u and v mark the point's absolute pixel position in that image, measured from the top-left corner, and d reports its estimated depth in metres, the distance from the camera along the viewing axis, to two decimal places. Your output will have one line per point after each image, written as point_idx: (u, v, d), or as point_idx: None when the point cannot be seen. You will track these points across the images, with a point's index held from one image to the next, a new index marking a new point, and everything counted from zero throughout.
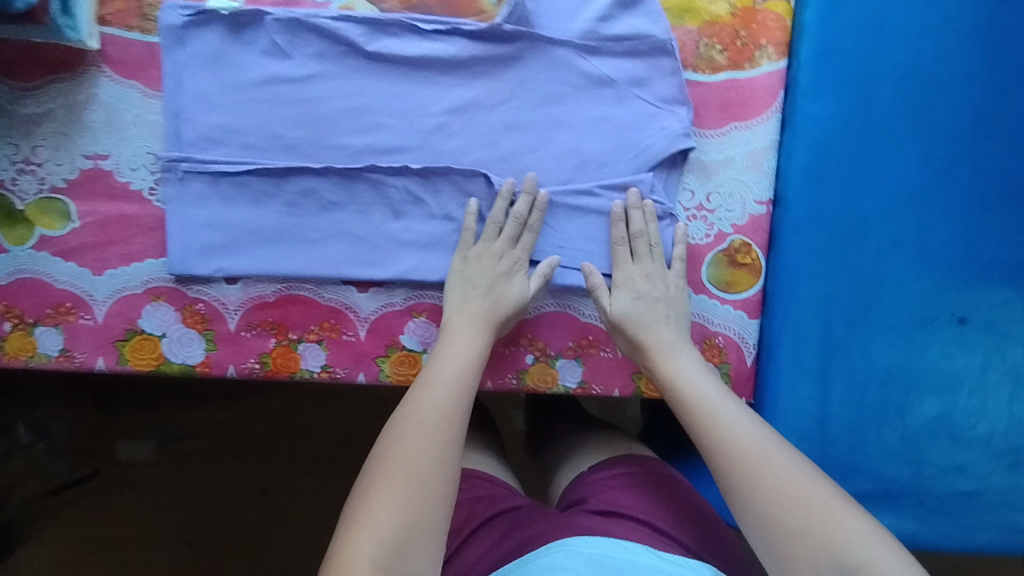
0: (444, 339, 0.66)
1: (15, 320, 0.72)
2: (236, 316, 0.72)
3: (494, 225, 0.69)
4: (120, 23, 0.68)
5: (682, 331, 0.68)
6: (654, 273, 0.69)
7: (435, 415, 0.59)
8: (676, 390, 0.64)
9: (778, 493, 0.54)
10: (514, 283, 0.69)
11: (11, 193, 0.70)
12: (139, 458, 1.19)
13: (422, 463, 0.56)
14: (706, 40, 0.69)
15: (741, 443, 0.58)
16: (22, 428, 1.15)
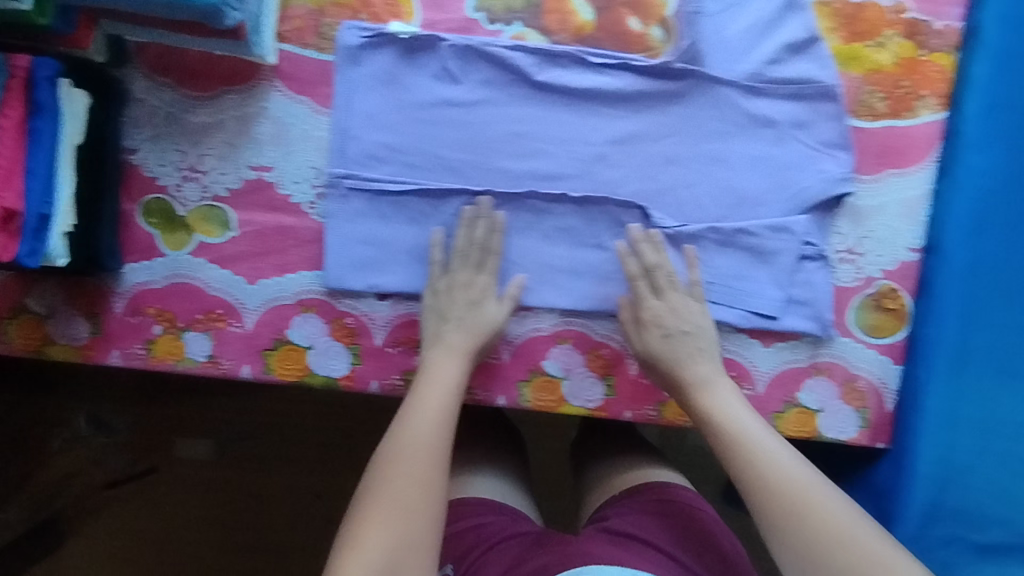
0: (424, 369, 0.67)
1: (166, 323, 0.73)
2: (382, 332, 0.73)
3: (460, 253, 0.70)
4: (297, 41, 0.69)
5: (716, 363, 0.68)
6: (681, 308, 0.69)
7: (422, 438, 0.63)
8: (712, 425, 0.64)
9: (823, 532, 0.56)
10: (486, 309, 0.69)
11: (173, 199, 0.71)
12: (196, 456, 1.18)
13: (411, 492, 0.60)
14: (868, 88, 0.69)
15: (786, 481, 0.59)
16: (83, 420, 1.16)
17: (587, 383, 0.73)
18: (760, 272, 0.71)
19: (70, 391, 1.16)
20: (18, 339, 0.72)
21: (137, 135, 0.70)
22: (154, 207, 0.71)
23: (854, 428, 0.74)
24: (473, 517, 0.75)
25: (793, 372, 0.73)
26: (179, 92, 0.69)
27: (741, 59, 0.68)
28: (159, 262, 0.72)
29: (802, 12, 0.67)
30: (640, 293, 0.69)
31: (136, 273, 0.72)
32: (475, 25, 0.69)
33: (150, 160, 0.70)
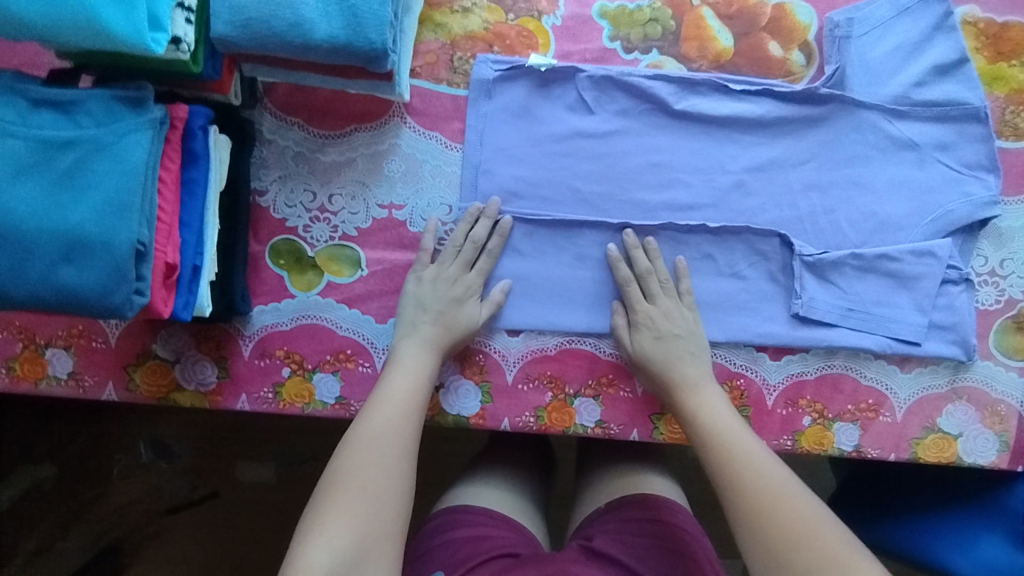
0: (394, 357, 0.65)
1: (294, 365, 0.71)
2: (514, 369, 0.71)
3: (454, 249, 0.68)
4: (431, 76, 0.67)
5: (705, 371, 0.66)
6: (673, 313, 0.67)
7: (387, 427, 0.60)
8: (696, 423, 0.63)
9: (791, 533, 0.52)
10: (466, 309, 0.67)
11: (302, 240, 0.69)
12: (259, 480, 1.08)
13: (376, 483, 0.56)
14: (1012, 108, 0.68)
15: (756, 482, 0.56)
16: (144, 446, 1.08)
17: None
18: (906, 299, 0.68)
19: (131, 415, 1.08)
20: (144, 386, 0.70)
21: (265, 177, 0.68)
22: (282, 248, 0.69)
23: (994, 452, 0.70)
24: (472, 527, 0.69)
25: (934, 398, 0.70)
26: (309, 131, 0.68)
27: (885, 82, 0.66)
28: (287, 304, 0.70)
29: (951, 32, 0.65)
30: (630, 296, 0.68)
31: (264, 316, 0.70)
32: (612, 55, 0.67)
33: (278, 201, 0.69)
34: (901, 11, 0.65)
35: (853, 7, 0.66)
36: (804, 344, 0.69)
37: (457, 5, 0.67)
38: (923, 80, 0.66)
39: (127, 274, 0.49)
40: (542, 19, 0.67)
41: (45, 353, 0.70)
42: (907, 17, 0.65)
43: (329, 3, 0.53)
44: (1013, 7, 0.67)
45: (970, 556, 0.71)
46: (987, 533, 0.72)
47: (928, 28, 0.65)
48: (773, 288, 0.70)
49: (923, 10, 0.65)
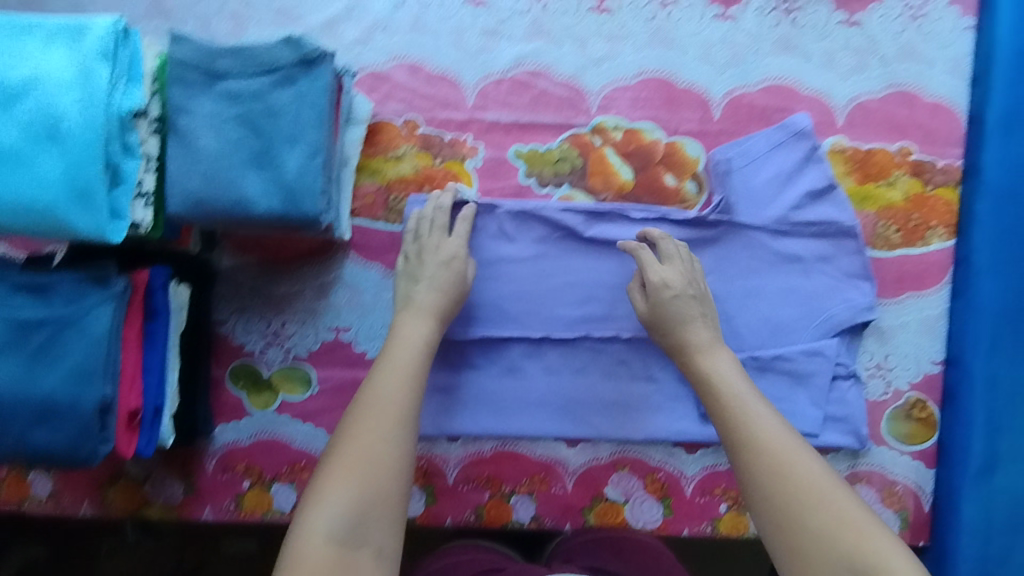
0: (395, 330, 0.66)
1: (253, 477, 0.77)
2: (455, 471, 0.78)
3: (428, 221, 0.72)
4: (369, 215, 0.76)
5: (715, 328, 0.69)
6: (686, 276, 0.70)
7: (386, 392, 0.60)
8: (711, 385, 0.64)
9: (800, 488, 0.53)
10: (455, 269, 0.70)
11: (258, 363, 0.77)
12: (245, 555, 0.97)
13: (374, 448, 0.56)
14: (883, 223, 0.76)
15: (768, 442, 0.56)
16: (128, 526, 0.99)
17: (647, 505, 0.78)
18: (803, 395, 0.76)
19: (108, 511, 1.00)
20: (118, 501, 0.77)
21: (224, 309, 0.76)
22: (241, 371, 0.77)
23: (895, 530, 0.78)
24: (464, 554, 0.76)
25: None
26: (263, 267, 0.76)
27: (768, 205, 0.75)
28: (246, 421, 0.77)
29: (819, 162, 0.75)
30: (645, 259, 0.71)
31: (225, 433, 0.77)
32: (528, 191, 0.77)
33: (236, 329, 0.76)
34: (778, 143, 0.74)
35: (736, 141, 0.75)
36: (712, 439, 0.77)
37: (390, 153, 0.76)
38: (799, 203, 0.75)
39: (92, 430, 0.57)
40: (465, 161, 0.76)
41: (28, 476, 0.76)
42: (784, 149, 0.75)
43: (267, 182, 0.61)
44: (877, 135, 0.76)
45: None
46: None
47: (801, 159, 0.75)
48: (684, 389, 0.78)
49: (798, 143, 0.75)
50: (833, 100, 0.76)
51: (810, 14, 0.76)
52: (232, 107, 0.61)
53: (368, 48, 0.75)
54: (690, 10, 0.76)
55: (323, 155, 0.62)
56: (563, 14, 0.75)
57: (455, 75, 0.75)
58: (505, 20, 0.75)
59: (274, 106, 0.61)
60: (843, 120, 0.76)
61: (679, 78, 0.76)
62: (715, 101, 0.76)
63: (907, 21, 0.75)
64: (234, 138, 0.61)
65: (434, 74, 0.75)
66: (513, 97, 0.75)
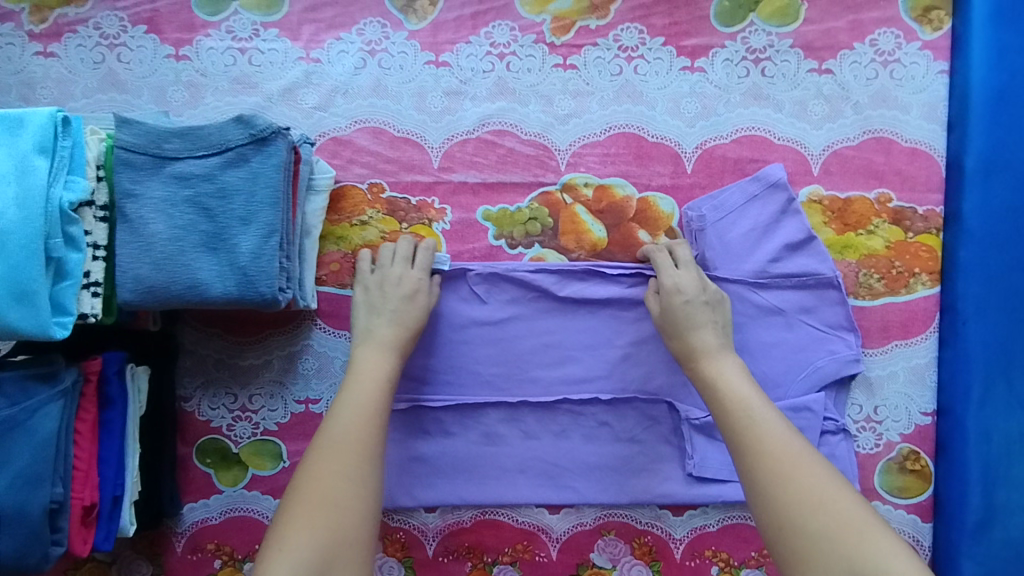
0: (352, 366, 0.65)
1: (224, 557, 0.75)
2: (433, 542, 0.76)
3: (390, 252, 0.71)
4: (336, 282, 0.74)
5: (725, 335, 0.67)
6: (699, 280, 0.69)
7: (346, 433, 0.60)
8: (716, 388, 0.63)
9: (805, 492, 0.52)
10: (418, 304, 0.69)
11: (226, 438, 0.74)
12: None
13: (338, 484, 0.56)
14: (865, 271, 0.74)
15: (773, 445, 0.56)
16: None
17: (635, 571, 0.75)
18: None
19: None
20: None
21: (189, 383, 0.74)
22: (209, 447, 0.74)
23: None
24: None
25: None
26: (228, 339, 0.74)
27: (746, 259, 0.73)
28: (215, 499, 0.75)
29: (796, 215, 0.73)
30: (660, 264, 0.70)
31: (194, 511, 0.75)
32: (498, 251, 0.75)
33: (202, 405, 0.74)
34: (755, 196, 0.73)
35: (709, 195, 0.73)
36: (699, 502, 0.74)
37: (355, 219, 0.74)
38: (777, 257, 0.73)
39: (41, 535, 0.55)
40: (433, 225, 0.74)
41: None
42: (760, 202, 0.73)
43: (221, 264, 0.59)
44: (854, 182, 0.74)
45: None
46: None
47: (778, 211, 0.73)
48: (668, 449, 0.75)
49: (774, 195, 0.73)
50: (808, 149, 0.74)
51: (779, 63, 0.74)
52: (183, 190, 0.59)
53: (329, 112, 0.73)
54: (657, 63, 0.74)
55: (278, 235, 0.60)
56: (527, 71, 0.74)
57: (419, 136, 0.74)
58: (468, 80, 0.74)
59: (225, 187, 0.59)
60: (819, 169, 0.74)
61: (648, 132, 0.74)
62: (686, 153, 0.74)
63: (878, 67, 0.74)
64: (185, 222, 0.59)
65: (397, 136, 0.74)
66: (478, 157, 0.74)
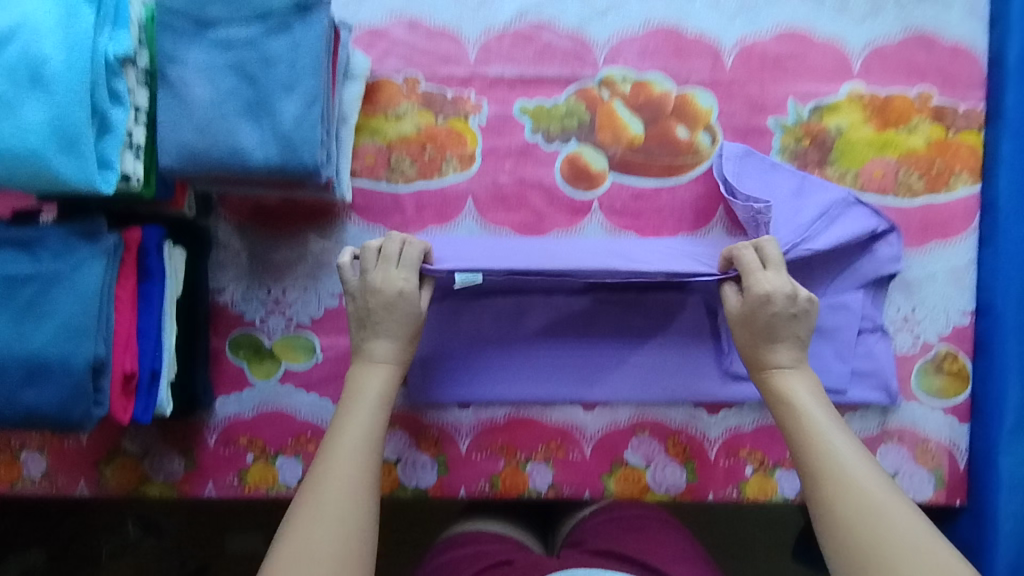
0: (349, 387, 0.62)
1: (258, 451, 0.74)
2: (467, 439, 0.76)
3: (373, 251, 0.66)
4: (370, 175, 0.73)
5: (804, 349, 0.63)
6: (785, 286, 0.62)
7: (343, 476, 0.55)
8: (789, 409, 0.59)
9: (892, 533, 0.49)
10: (406, 304, 0.64)
11: (260, 332, 0.74)
12: (243, 551, 1.14)
13: (332, 540, 0.52)
14: (905, 169, 0.74)
15: (854, 478, 0.53)
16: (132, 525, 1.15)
17: (669, 469, 0.76)
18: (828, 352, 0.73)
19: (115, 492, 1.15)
20: (115, 480, 0.74)
21: (221, 276, 0.74)
22: (242, 341, 0.74)
23: (930, 488, 0.75)
24: (472, 544, 0.73)
25: (867, 440, 0.76)
26: (262, 232, 0.74)
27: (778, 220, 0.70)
28: (248, 393, 0.74)
29: (784, 168, 0.72)
30: (748, 269, 0.63)
31: (226, 406, 0.74)
32: (535, 147, 0.74)
33: (235, 298, 0.74)
34: (741, 173, 0.72)
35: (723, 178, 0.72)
36: (733, 399, 0.75)
37: (390, 112, 0.73)
38: (804, 208, 0.71)
39: (84, 391, 0.54)
40: (469, 119, 0.74)
41: (19, 456, 0.74)
42: (749, 175, 0.72)
43: (264, 132, 0.59)
44: (896, 78, 0.74)
45: None
46: None
47: (768, 174, 0.72)
48: (704, 348, 0.75)
49: (754, 162, 0.72)
50: (849, 46, 0.74)
51: None
52: (225, 55, 0.59)
53: (367, 4, 0.73)
54: None
55: (321, 104, 0.60)
56: None
57: (456, 29, 0.73)
58: None
59: (268, 54, 0.59)
60: (860, 66, 0.74)
61: (687, 27, 0.74)
62: (725, 49, 0.74)
63: None
64: (227, 88, 0.59)
65: (434, 29, 0.73)
66: (516, 51, 0.73)
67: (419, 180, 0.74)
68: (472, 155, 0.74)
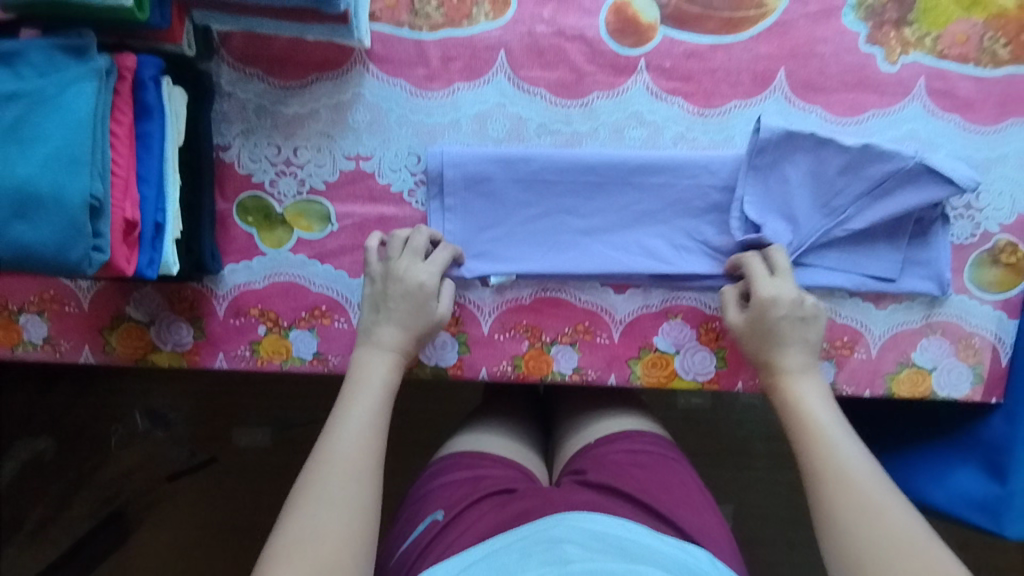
0: (356, 370, 0.63)
1: (269, 323, 0.70)
2: (490, 319, 0.71)
3: (399, 242, 0.66)
4: (390, 20, 0.66)
5: (811, 354, 0.65)
6: (794, 293, 0.64)
7: (352, 450, 0.58)
8: (796, 410, 0.62)
9: (885, 530, 0.53)
10: (427, 300, 0.65)
11: (270, 196, 0.68)
12: (255, 444, 1.16)
13: (337, 512, 0.54)
14: (991, 34, 0.66)
15: (855, 479, 0.56)
16: (139, 415, 1.16)
17: (699, 355, 0.71)
18: (879, 235, 0.69)
19: (122, 381, 1.16)
20: (121, 348, 0.70)
21: (227, 132, 0.67)
22: (250, 205, 0.68)
23: (968, 385, 0.71)
24: (472, 468, 0.72)
25: (909, 333, 0.71)
26: (269, 83, 0.67)
27: (816, 201, 0.67)
28: (258, 261, 0.69)
29: (832, 145, 0.65)
30: (755, 271, 0.65)
31: (235, 274, 0.69)
32: None
33: (242, 156, 0.68)
34: (777, 160, 0.66)
35: (769, 161, 0.66)
36: None
37: None
38: (848, 186, 0.66)
39: (80, 229, 0.48)
40: None
41: (19, 320, 0.70)
42: (784, 160, 0.66)
43: None
44: None
45: (944, 486, 0.75)
46: (962, 464, 0.74)
47: (808, 155, 0.66)
48: None
49: (794, 144, 0.66)
50: None
51: None
52: None
53: None
54: None
55: None
56: None
57: None
58: None
59: None
60: None
61: None
62: None
63: None
64: None
65: None
66: None
67: (447, 27, 0.66)
68: None
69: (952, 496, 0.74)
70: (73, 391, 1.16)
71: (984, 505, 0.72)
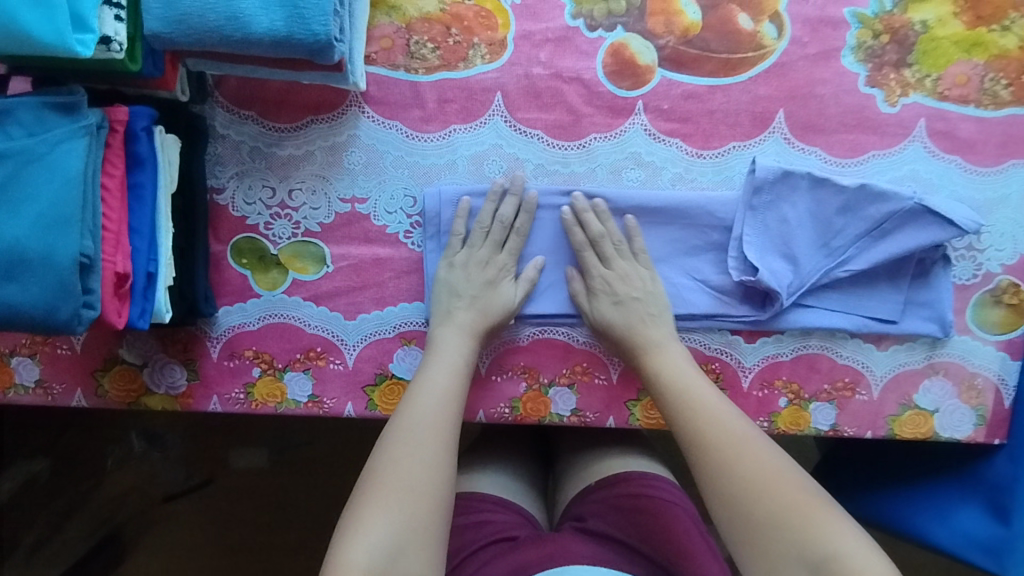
0: (433, 350, 0.64)
1: (264, 365, 0.69)
2: (487, 360, 0.70)
3: (483, 228, 0.66)
4: (386, 62, 0.66)
5: (671, 327, 0.66)
6: (630, 274, 0.66)
7: (425, 415, 0.58)
8: (659, 382, 0.63)
9: (750, 478, 0.53)
10: (501, 291, 0.66)
11: (264, 238, 0.68)
12: (251, 466, 1.15)
13: (415, 469, 0.54)
14: (992, 75, 0.66)
15: (716, 432, 0.57)
16: (135, 437, 1.15)
17: None
18: (879, 276, 0.68)
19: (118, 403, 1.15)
20: (114, 390, 0.70)
21: (221, 174, 0.67)
22: (244, 247, 0.68)
23: (971, 426, 0.70)
24: (475, 513, 0.71)
25: (911, 374, 0.70)
26: (264, 125, 0.66)
27: (816, 242, 0.66)
28: (253, 303, 0.68)
29: (829, 185, 0.65)
30: (587, 262, 0.67)
31: (229, 316, 0.69)
32: (575, 34, 0.66)
33: (237, 199, 0.67)
34: (775, 200, 0.65)
35: (768, 202, 0.65)
36: (779, 324, 0.68)
37: None
38: (847, 227, 0.65)
39: (70, 289, 0.48)
40: None
41: (10, 362, 0.69)
42: (782, 201, 0.65)
43: None
44: None
45: (947, 525, 0.73)
46: (965, 504, 0.73)
47: (806, 195, 0.65)
48: None
49: (792, 185, 0.65)
50: None
51: None
52: None
53: None
54: None
55: None
56: None
57: None
58: None
59: None
60: None
61: None
62: None
63: None
64: None
65: None
66: None
67: (443, 69, 0.66)
68: (503, 41, 0.66)
69: (954, 535, 0.72)
70: (69, 413, 1.15)
71: (987, 546, 0.70)
